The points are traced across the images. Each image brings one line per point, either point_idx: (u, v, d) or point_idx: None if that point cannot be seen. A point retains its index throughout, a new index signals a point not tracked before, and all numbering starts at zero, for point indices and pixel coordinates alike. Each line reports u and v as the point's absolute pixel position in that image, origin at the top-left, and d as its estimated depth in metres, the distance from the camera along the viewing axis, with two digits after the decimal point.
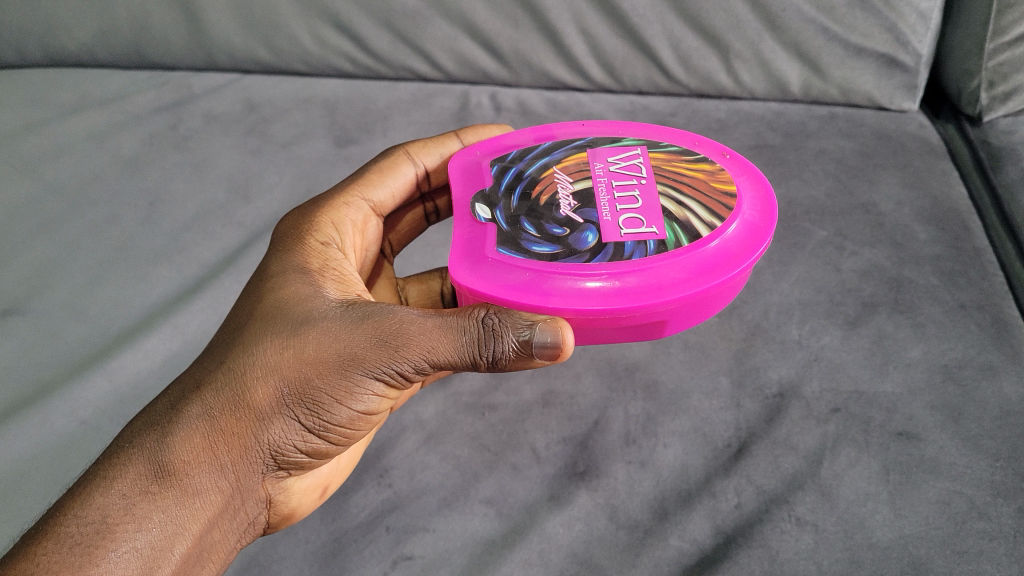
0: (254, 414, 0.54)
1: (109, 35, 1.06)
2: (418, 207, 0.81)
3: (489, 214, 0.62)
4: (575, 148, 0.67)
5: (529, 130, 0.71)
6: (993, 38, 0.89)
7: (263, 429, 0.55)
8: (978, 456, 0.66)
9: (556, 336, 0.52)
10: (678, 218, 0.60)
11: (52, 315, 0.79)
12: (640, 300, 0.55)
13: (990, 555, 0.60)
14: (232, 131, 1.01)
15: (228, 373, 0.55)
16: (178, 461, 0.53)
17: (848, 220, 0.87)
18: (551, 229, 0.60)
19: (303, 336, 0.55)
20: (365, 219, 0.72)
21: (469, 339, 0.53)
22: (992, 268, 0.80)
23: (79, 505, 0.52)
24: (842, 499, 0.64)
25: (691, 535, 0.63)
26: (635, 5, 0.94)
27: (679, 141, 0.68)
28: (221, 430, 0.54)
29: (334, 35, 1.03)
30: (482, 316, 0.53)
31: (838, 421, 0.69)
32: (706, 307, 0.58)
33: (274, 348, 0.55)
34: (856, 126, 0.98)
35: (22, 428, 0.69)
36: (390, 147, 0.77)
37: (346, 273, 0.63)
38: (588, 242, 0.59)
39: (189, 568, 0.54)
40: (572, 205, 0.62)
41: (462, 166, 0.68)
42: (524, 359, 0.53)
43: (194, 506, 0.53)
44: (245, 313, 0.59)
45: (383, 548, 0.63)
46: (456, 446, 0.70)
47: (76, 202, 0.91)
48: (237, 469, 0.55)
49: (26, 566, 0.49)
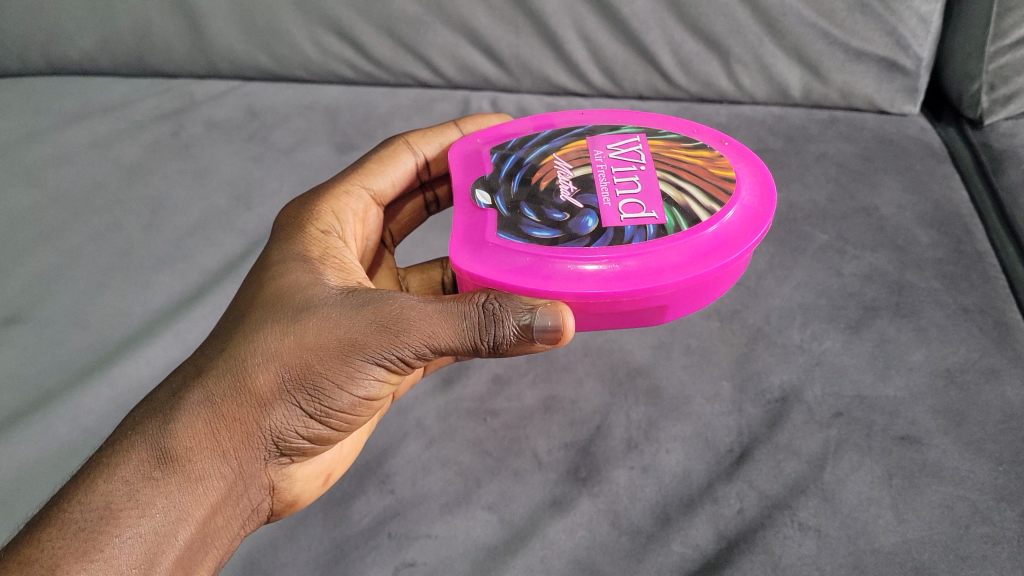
0: (256, 400, 0.55)
1: (111, 43, 1.07)
2: (419, 196, 0.81)
3: (489, 200, 0.62)
4: (575, 135, 0.67)
5: (529, 119, 0.72)
6: (993, 41, 0.89)
7: (265, 416, 0.55)
8: (981, 460, 0.66)
9: (556, 319, 0.51)
10: (677, 203, 0.60)
11: (55, 322, 0.79)
12: (640, 284, 0.55)
13: (994, 559, 0.60)
14: (233, 138, 1.02)
15: (230, 360, 0.55)
16: (180, 447, 0.53)
17: (849, 224, 0.87)
18: (551, 214, 0.60)
19: (303, 323, 0.55)
20: (366, 208, 0.72)
21: (469, 324, 0.53)
22: (993, 272, 0.80)
23: (82, 492, 0.52)
24: (845, 505, 0.64)
25: (694, 540, 0.63)
26: (635, 10, 0.95)
27: (678, 129, 0.68)
28: (224, 416, 0.54)
29: (335, 42, 1.03)
30: (482, 301, 0.53)
31: (840, 426, 0.69)
32: (706, 292, 0.59)
33: (276, 335, 0.55)
34: (857, 129, 0.98)
35: (25, 434, 0.69)
36: (389, 137, 0.78)
37: (347, 262, 0.63)
38: (588, 227, 0.59)
39: (193, 554, 0.54)
40: (572, 190, 0.62)
41: (462, 154, 0.68)
42: (524, 343, 0.52)
43: (197, 491, 0.53)
44: (246, 302, 0.59)
45: (386, 554, 0.63)
46: (458, 452, 0.70)
47: (78, 209, 0.92)
48: (240, 455, 0.55)
49: (30, 553, 0.49)
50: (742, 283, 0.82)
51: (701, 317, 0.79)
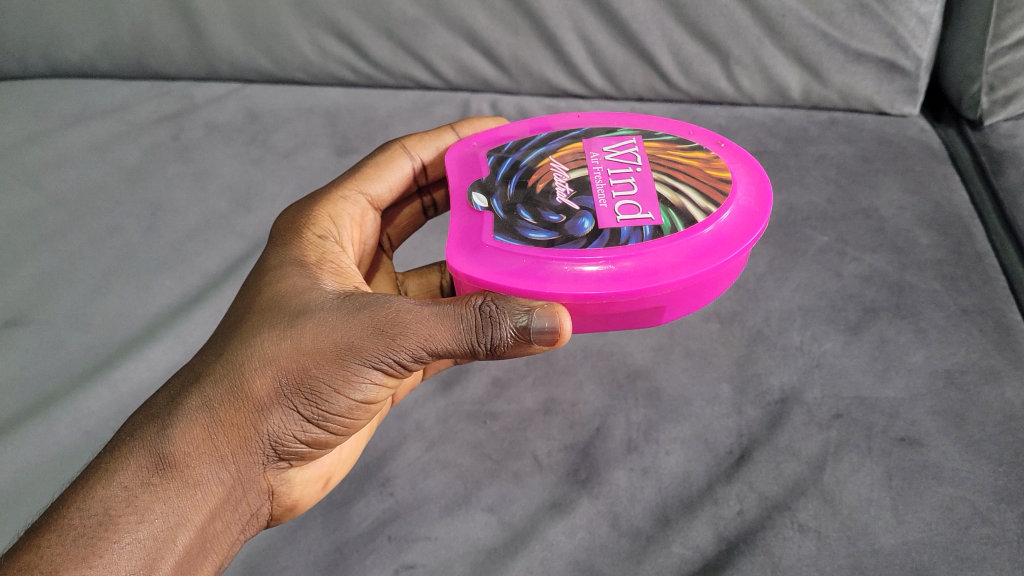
0: (253, 405, 0.55)
1: (111, 46, 1.07)
2: (417, 200, 0.81)
3: (486, 203, 0.62)
4: (571, 138, 0.67)
5: (525, 122, 0.72)
6: (993, 42, 0.89)
7: (262, 420, 0.55)
8: (981, 462, 0.66)
9: (554, 321, 0.52)
10: (673, 204, 0.60)
11: (55, 325, 0.79)
12: (637, 285, 0.55)
13: (994, 560, 0.60)
14: (233, 141, 1.02)
15: (227, 366, 0.56)
16: (178, 452, 0.53)
17: (849, 225, 0.87)
18: (547, 216, 0.60)
19: (300, 327, 0.55)
20: (363, 213, 0.73)
21: (467, 327, 0.53)
22: (993, 273, 0.80)
23: (81, 498, 0.52)
24: (845, 506, 0.64)
25: (694, 542, 0.63)
26: (634, 12, 0.95)
27: (673, 130, 0.68)
28: (222, 422, 0.54)
29: (335, 44, 1.03)
30: (479, 303, 0.53)
31: (839, 427, 0.69)
32: (702, 293, 0.59)
33: (273, 339, 0.55)
34: (856, 130, 0.98)
35: (26, 438, 0.70)
36: (386, 142, 0.78)
37: (344, 266, 0.64)
38: (584, 229, 0.59)
39: (192, 560, 0.54)
40: (569, 192, 0.62)
41: (459, 157, 0.68)
42: (522, 345, 0.53)
43: (196, 496, 0.53)
44: (243, 308, 0.60)
45: (386, 556, 0.63)
46: (457, 454, 0.70)
47: (79, 212, 0.92)
48: (238, 460, 0.55)
49: (30, 560, 0.49)
50: (742, 285, 0.82)
51: (701, 320, 0.79)
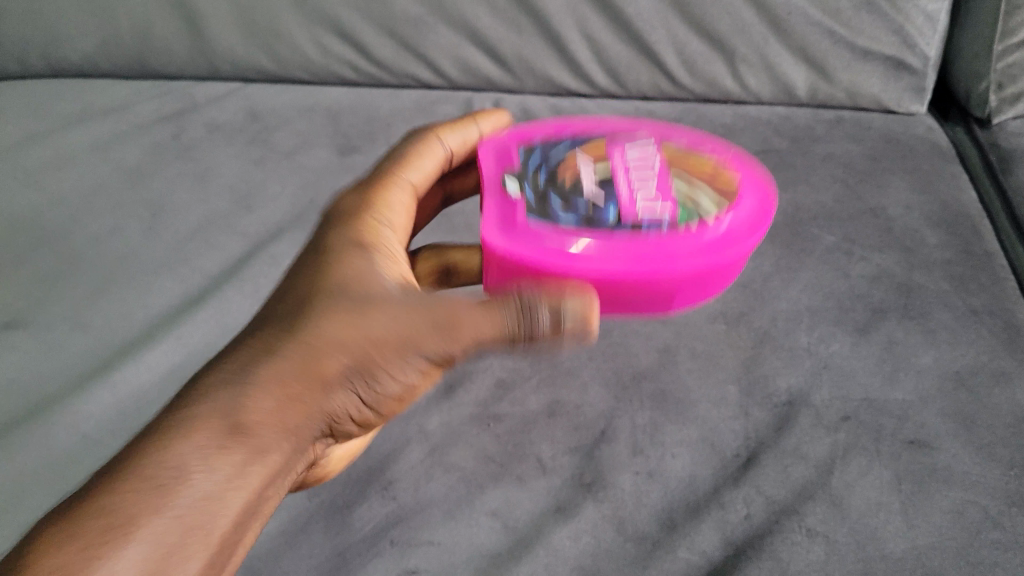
0: (316, 380, 0.53)
1: (110, 45, 1.06)
2: (439, 191, 0.81)
3: (518, 186, 0.61)
4: (595, 136, 0.67)
5: (550, 123, 0.72)
6: (1001, 39, 0.90)
7: (324, 398, 0.54)
8: (991, 465, 0.65)
9: (586, 309, 0.52)
10: (689, 200, 0.60)
11: (53, 327, 0.77)
12: (653, 267, 0.55)
13: (1005, 565, 0.59)
14: (235, 140, 1.01)
15: (294, 335, 0.54)
16: (245, 415, 0.50)
17: (857, 225, 0.86)
18: (575, 204, 0.60)
19: (365, 311, 0.54)
20: (411, 202, 0.70)
21: (512, 315, 0.52)
22: (1003, 272, 0.80)
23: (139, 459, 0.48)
24: (853, 510, 0.63)
25: (700, 547, 0.62)
26: (639, 10, 0.94)
27: (689, 138, 0.68)
28: (290, 392, 0.52)
29: (337, 43, 1.03)
30: (517, 295, 0.53)
31: (848, 429, 0.68)
32: (710, 286, 0.58)
33: (335, 320, 0.54)
34: (863, 130, 0.97)
35: (26, 440, 0.68)
36: (413, 132, 0.77)
37: (396, 252, 0.64)
38: (610, 217, 0.58)
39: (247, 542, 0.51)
40: (593, 182, 0.61)
41: (495, 146, 0.68)
42: (555, 337, 0.53)
43: (266, 465, 0.50)
44: (296, 288, 0.58)
45: (389, 562, 0.62)
46: (460, 456, 0.69)
47: (77, 213, 0.90)
48: (301, 435, 0.53)
49: (90, 520, 0.45)
50: (748, 286, 0.81)
51: (706, 320, 0.78)
